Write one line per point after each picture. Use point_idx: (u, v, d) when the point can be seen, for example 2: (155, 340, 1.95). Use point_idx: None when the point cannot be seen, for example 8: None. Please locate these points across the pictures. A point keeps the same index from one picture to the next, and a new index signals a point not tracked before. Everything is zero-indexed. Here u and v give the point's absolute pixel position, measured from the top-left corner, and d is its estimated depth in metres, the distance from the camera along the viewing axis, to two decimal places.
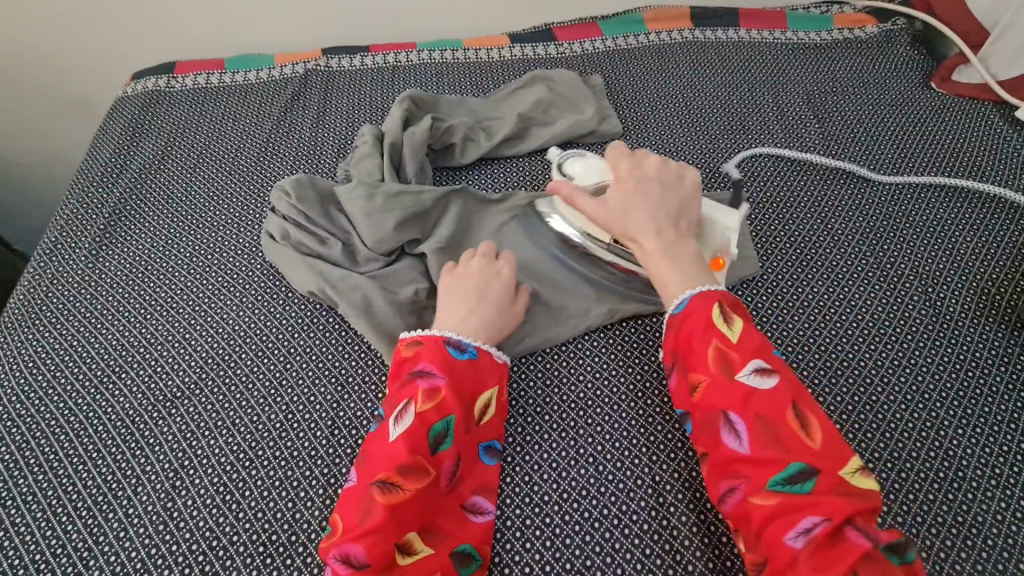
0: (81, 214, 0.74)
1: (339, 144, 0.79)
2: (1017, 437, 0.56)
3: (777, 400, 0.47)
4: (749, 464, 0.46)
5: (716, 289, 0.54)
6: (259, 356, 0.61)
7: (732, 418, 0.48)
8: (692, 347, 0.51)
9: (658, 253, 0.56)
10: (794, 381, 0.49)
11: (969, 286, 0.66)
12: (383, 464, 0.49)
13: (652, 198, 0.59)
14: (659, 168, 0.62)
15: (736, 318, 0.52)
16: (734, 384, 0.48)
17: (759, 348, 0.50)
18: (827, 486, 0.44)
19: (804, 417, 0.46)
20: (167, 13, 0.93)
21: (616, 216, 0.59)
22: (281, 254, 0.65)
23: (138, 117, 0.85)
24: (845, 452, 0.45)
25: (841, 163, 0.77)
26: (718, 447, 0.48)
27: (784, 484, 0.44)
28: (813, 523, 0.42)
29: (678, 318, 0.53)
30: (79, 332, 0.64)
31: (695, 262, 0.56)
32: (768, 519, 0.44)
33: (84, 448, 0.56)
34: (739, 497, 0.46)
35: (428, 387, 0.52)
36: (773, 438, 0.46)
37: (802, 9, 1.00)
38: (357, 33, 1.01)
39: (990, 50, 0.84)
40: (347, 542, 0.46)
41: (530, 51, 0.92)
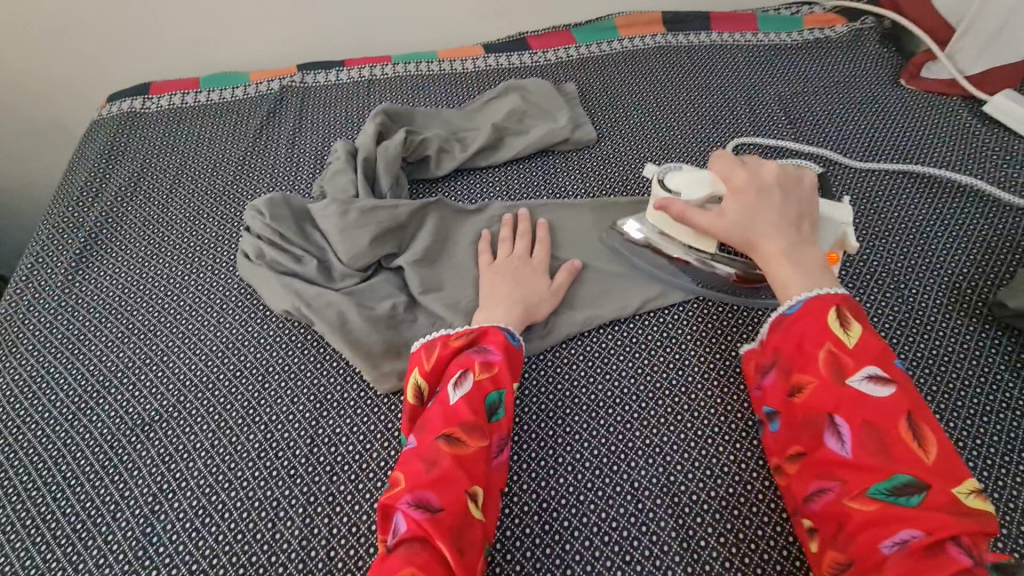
0: (58, 239, 0.74)
1: (315, 160, 0.79)
2: (989, 429, 0.57)
3: (891, 409, 0.47)
4: (850, 467, 0.46)
5: (836, 293, 0.53)
6: (238, 376, 0.61)
7: (837, 421, 0.48)
8: (804, 348, 0.51)
9: (783, 260, 0.55)
10: (913, 392, 0.48)
11: (940, 280, 0.67)
12: (443, 422, 0.50)
13: (772, 204, 0.57)
14: (777, 173, 0.60)
15: (855, 323, 0.51)
16: (844, 389, 0.48)
17: (878, 355, 0.49)
18: (937, 502, 0.43)
19: (919, 431, 0.46)
20: (141, 34, 0.94)
21: (738, 223, 0.57)
22: (256, 273, 0.65)
23: (114, 139, 0.85)
24: (963, 472, 0.44)
25: (814, 151, 0.79)
26: (819, 447, 0.48)
27: (887, 492, 0.44)
28: (911, 535, 0.42)
29: (789, 319, 0.53)
30: (56, 358, 0.64)
31: (819, 262, 0.55)
32: (867, 523, 0.44)
33: (62, 475, 0.56)
34: (834, 498, 0.46)
35: (485, 359, 0.54)
36: (881, 445, 0.46)
37: (773, 10, 1.01)
38: (332, 47, 1.01)
39: (956, 47, 0.85)
40: (416, 490, 0.47)
41: (505, 61, 0.93)
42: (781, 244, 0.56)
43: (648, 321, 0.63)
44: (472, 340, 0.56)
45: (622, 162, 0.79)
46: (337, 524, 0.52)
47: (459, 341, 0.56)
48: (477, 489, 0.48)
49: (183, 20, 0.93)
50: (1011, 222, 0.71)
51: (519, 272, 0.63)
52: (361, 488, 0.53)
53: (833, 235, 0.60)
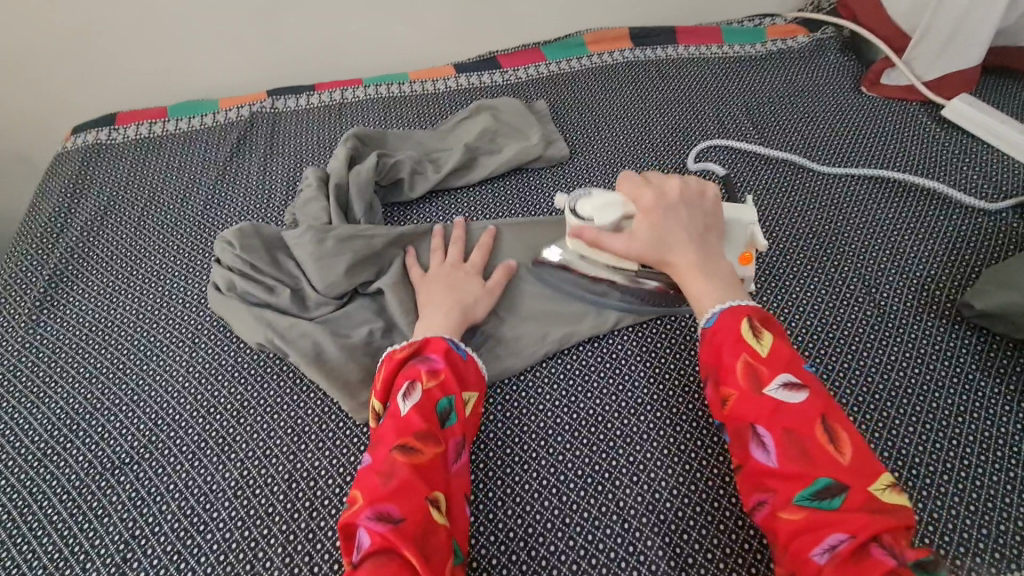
0: (22, 277, 0.72)
1: (288, 187, 0.78)
2: (964, 429, 0.58)
3: (805, 415, 0.46)
4: (777, 477, 0.45)
5: (749, 303, 0.54)
6: (211, 413, 0.59)
7: (760, 431, 0.47)
8: (722, 359, 0.51)
9: (697, 276, 0.56)
10: (824, 396, 0.48)
11: (910, 283, 0.68)
12: (395, 434, 0.49)
13: (678, 226, 0.58)
14: (680, 190, 0.60)
15: (766, 332, 0.51)
16: (762, 399, 0.48)
17: (790, 362, 0.49)
18: (856, 503, 0.43)
19: (834, 432, 0.46)
20: (106, 65, 0.92)
21: (649, 248, 0.58)
22: (228, 305, 0.64)
23: (80, 171, 0.83)
24: (877, 469, 0.45)
25: (785, 155, 0.81)
26: (747, 459, 0.47)
27: (812, 498, 0.44)
28: (839, 539, 0.42)
29: (707, 333, 0.53)
30: (21, 402, 0.61)
31: (728, 275, 0.57)
32: (797, 533, 0.43)
33: (28, 526, 0.54)
34: (767, 511, 0.46)
35: (430, 367, 0.54)
36: (801, 451, 0.45)
37: (737, 22, 1.03)
38: (302, 71, 1.01)
39: (912, 54, 0.87)
40: (376, 503, 0.46)
41: (476, 80, 0.93)
42: (693, 260, 0.57)
43: (626, 338, 0.64)
44: (414, 350, 0.55)
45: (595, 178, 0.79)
46: (318, 562, 0.50)
47: (403, 353, 0.55)
48: (437, 495, 0.47)
49: (148, 49, 0.92)
50: (975, 223, 0.73)
51: (455, 281, 0.63)
52: None
53: (742, 236, 0.60)
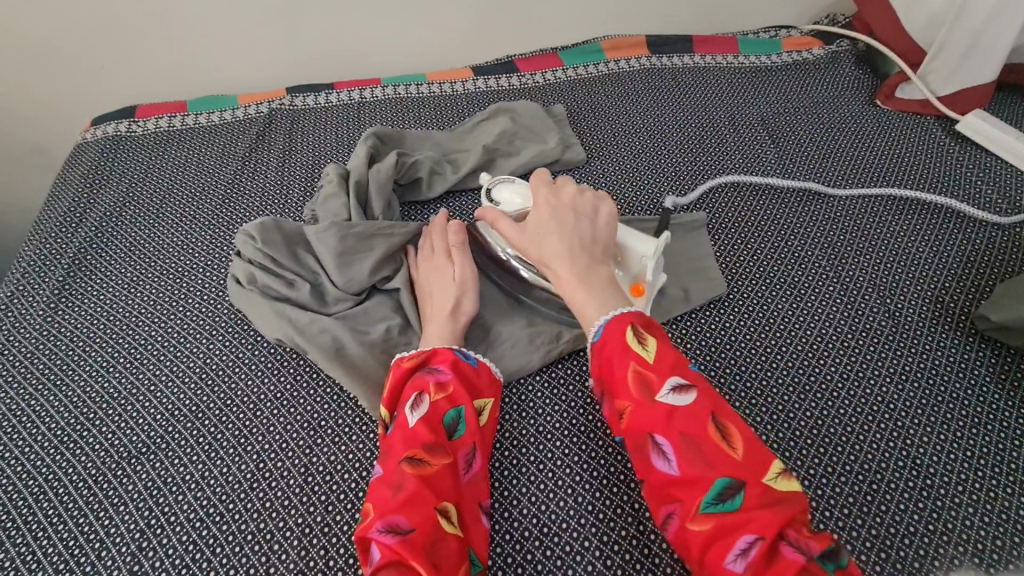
0: (40, 266, 0.72)
1: (307, 183, 0.79)
2: (978, 440, 0.58)
3: (696, 415, 0.47)
4: (679, 486, 0.45)
5: (631, 311, 0.53)
6: (228, 404, 0.60)
7: (658, 440, 0.47)
8: (613, 372, 0.50)
9: (575, 285, 0.55)
10: (710, 393, 0.49)
11: (923, 295, 0.69)
12: (404, 445, 0.50)
13: (564, 225, 0.58)
14: (575, 196, 0.61)
15: (649, 336, 0.51)
16: (655, 407, 0.47)
17: (676, 364, 0.49)
18: (755, 500, 0.43)
19: (724, 428, 0.46)
20: (127, 58, 0.93)
21: (532, 242, 0.59)
22: (247, 298, 0.64)
23: (99, 162, 0.83)
24: (767, 458, 0.45)
25: (804, 185, 0.79)
26: (651, 472, 0.47)
27: (714, 503, 0.43)
28: (748, 541, 0.41)
29: (596, 346, 0.52)
30: (38, 389, 0.62)
31: (608, 285, 0.55)
32: (709, 543, 0.43)
33: (44, 513, 0.54)
34: (677, 523, 0.45)
35: (438, 379, 0.54)
36: (697, 455, 0.45)
37: (753, 33, 1.04)
38: (321, 69, 1.02)
39: (928, 69, 0.87)
40: (386, 515, 0.46)
41: (494, 83, 0.94)
42: (570, 262, 0.56)
43: None
44: (422, 361, 0.56)
45: (612, 182, 0.80)
46: (333, 556, 0.50)
47: (410, 362, 0.56)
48: (447, 505, 0.47)
49: (169, 44, 0.93)
50: (989, 237, 0.74)
51: (435, 274, 0.63)
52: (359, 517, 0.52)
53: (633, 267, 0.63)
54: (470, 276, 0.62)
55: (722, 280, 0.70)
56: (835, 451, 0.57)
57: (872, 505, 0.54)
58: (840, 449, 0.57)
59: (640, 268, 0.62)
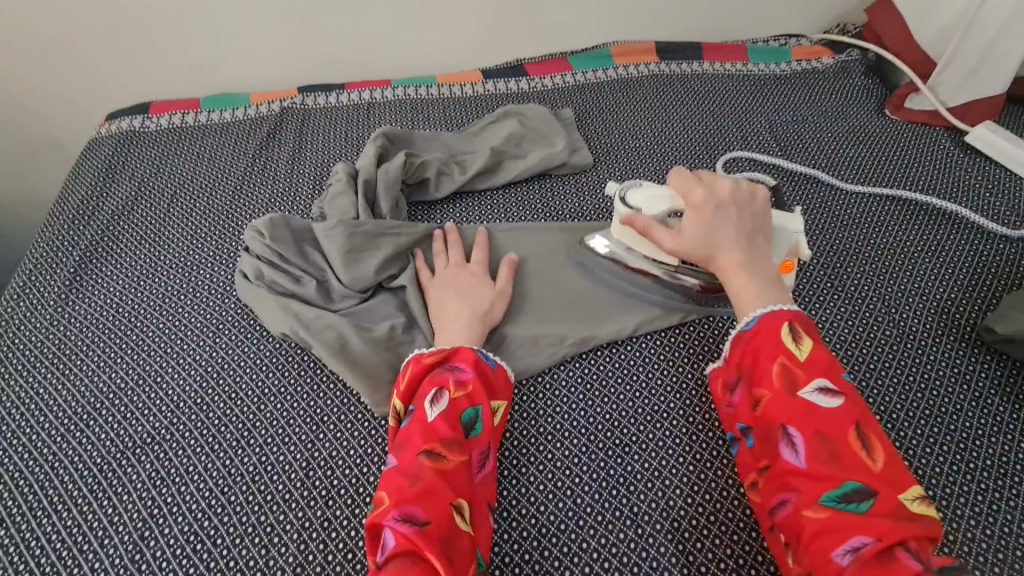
0: (53, 257, 0.73)
1: (315, 181, 0.80)
2: (982, 452, 0.58)
3: (839, 419, 0.47)
4: (803, 477, 0.46)
5: (790, 308, 0.53)
6: (232, 398, 0.60)
7: (791, 432, 0.47)
8: (758, 362, 0.51)
9: (742, 276, 0.56)
10: (859, 403, 0.48)
11: (931, 307, 0.68)
12: (423, 439, 0.50)
13: (728, 220, 0.58)
14: (732, 188, 0.59)
15: (807, 338, 0.51)
16: (797, 400, 0.48)
17: (829, 367, 0.49)
18: (884, 509, 0.43)
19: (867, 439, 0.46)
20: (145, 56, 0.95)
21: (694, 245, 0.57)
22: (254, 294, 0.65)
23: (113, 157, 0.85)
24: (907, 479, 0.45)
25: (809, 174, 0.82)
26: (776, 458, 0.48)
27: (839, 501, 0.44)
28: (862, 542, 0.42)
29: (746, 334, 0.53)
30: (46, 378, 0.63)
31: (771, 277, 0.56)
32: (820, 534, 0.43)
33: (48, 500, 0.55)
34: (790, 510, 0.46)
35: (458, 377, 0.55)
36: (831, 454, 0.45)
37: (762, 41, 1.04)
38: (333, 70, 1.03)
39: (937, 80, 0.87)
40: (402, 505, 0.46)
41: (503, 86, 0.95)
42: (736, 257, 0.56)
43: (645, 344, 0.64)
44: (442, 358, 0.56)
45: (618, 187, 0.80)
46: (332, 551, 0.51)
47: (431, 358, 0.56)
48: (462, 501, 0.48)
49: (184, 43, 0.94)
50: (996, 249, 0.73)
51: (464, 282, 0.64)
52: (358, 512, 0.53)
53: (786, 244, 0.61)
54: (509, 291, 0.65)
55: None
56: None
57: None
58: None
59: (793, 243, 0.61)
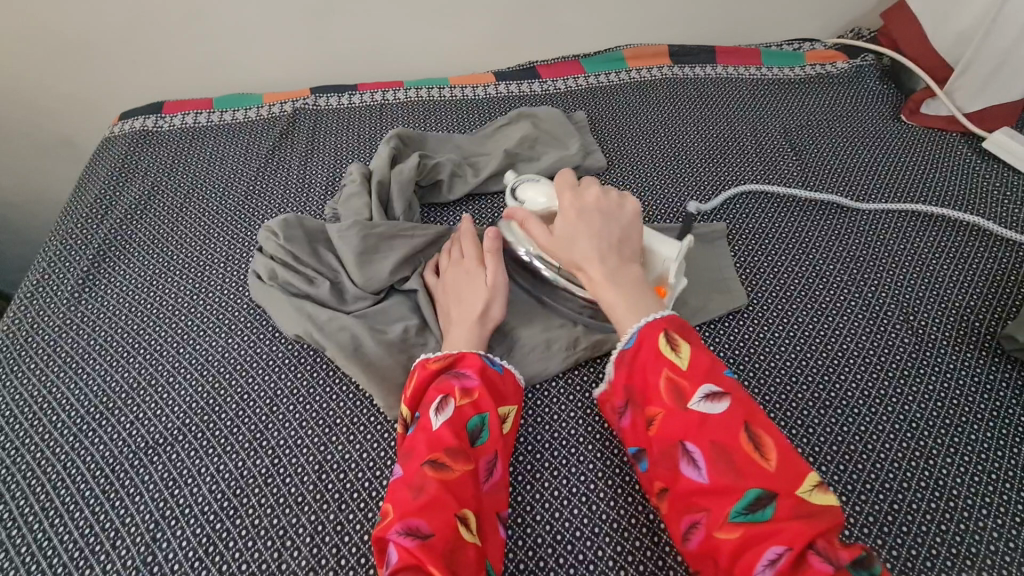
0: (66, 256, 0.74)
1: (328, 182, 0.80)
2: (1004, 464, 0.57)
3: (729, 424, 0.46)
4: (709, 495, 0.46)
5: (663, 315, 0.53)
6: (244, 399, 0.60)
7: (688, 448, 0.47)
8: (645, 380, 0.51)
9: (604, 285, 0.55)
10: (745, 401, 0.48)
11: (949, 314, 0.67)
12: (428, 448, 0.50)
13: (596, 226, 0.57)
14: (602, 196, 0.59)
15: (683, 343, 0.51)
16: (686, 414, 0.48)
17: (709, 372, 0.49)
18: (785, 511, 0.43)
19: (758, 439, 0.46)
20: (160, 56, 0.95)
21: (561, 245, 0.57)
22: (268, 295, 0.65)
23: (127, 156, 0.85)
24: (803, 469, 0.45)
25: (827, 197, 0.79)
26: (679, 481, 0.48)
27: (744, 513, 0.44)
28: (776, 552, 0.42)
29: (628, 355, 0.52)
30: (59, 378, 0.63)
31: (640, 288, 0.55)
32: (736, 551, 0.43)
33: (61, 500, 0.54)
34: (703, 532, 0.46)
35: (464, 384, 0.54)
36: (727, 464, 0.45)
37: (776, 45, 1.03)
38: (346, 70, 1.03)
39: (955, 85, 0.87)
40: (406, 517, 0.46)
41: (516, 88, 0.95)
42: (602, 268, 0.55)
43: None
44: (449, 364, 0.56)
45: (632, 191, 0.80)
46: (345, 555, 0.50)
47: (437, 364, 0.56)
48: (467, 512, 0.48)
49: (198, 43, 0.94)
50: (1015, 256, 0.72)
51: (461, 284, 0.63)
52: (371, 516, 0.52)
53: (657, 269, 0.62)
54: (501, 281, 0.62)
55: (744, 292, 0.69)
56: (853, 469, 0.56)
57: (895, 526, 0.53)
58: (860, 467, 0.56)
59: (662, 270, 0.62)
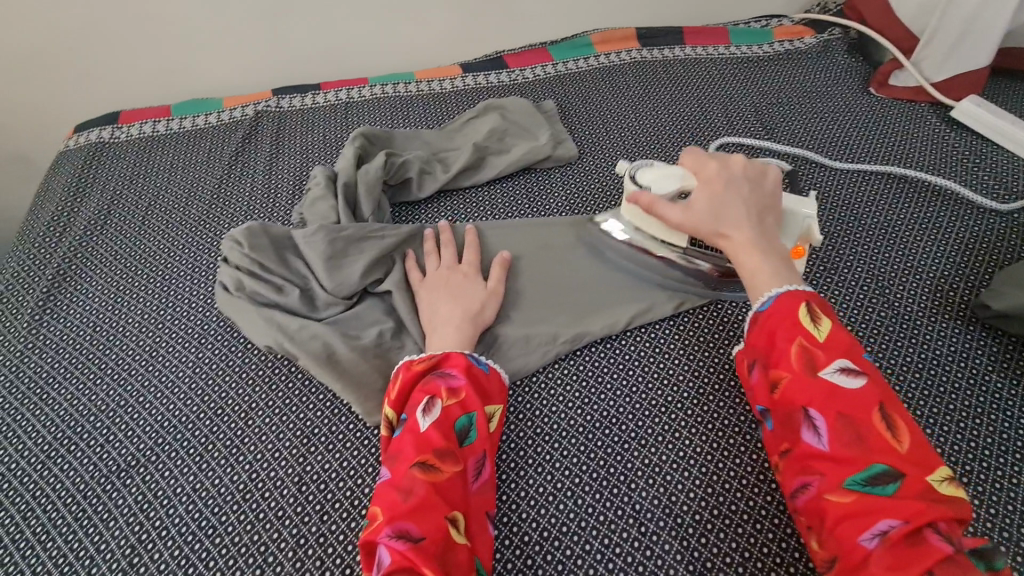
0: (25, 276, 0.71)
1: (295, 186, 0.78)
2: (982, 431, 0.57)
3: (862, 400, 0.45)
4: (826, 460, 0.45)
5: (804, 289, 0.52)
6: (218, 415, 0.58)
7: (812, 414, 0.46)
8: (775, 344, 0.50)
9: (753, 248, 0.55)
10: (882, 384, 0.47)
11: (924, 286, 0.68)
12: (415, 449, 0.49)
13: (741, 196, 0.58)
14: (745, 165, 0.60)
15: (825, 318, 0.50)
16: (817, 381, 0.47)
17: (849, 349, 0.48)
18: (912, 490, 0.42)
19: (893, 420, 0.45)
20: (114, 64, 0.92)
21: (704, 217, 0.57)
22: (236, 306, 0.63)
23: (83, 169, 0.82)
24: (936, 461, 0.43)
25: (799, 151, 0.81)
26: (796, 442, 0.47)
27: (864, 484, 0.43)
28: (890, 525, 0.41)
29: (761, 317, 0.52)
30: (24, 404, 0.60)
31: (782, 258, 0.55)
32: (845, 517, 0.42)
33: (31, 531, 0.53)
34: (812, 494, 0.45)
35: (449, 384, 0.53)
36: (854, 436, 0.44)
37: (743, 23, 1.03)
38: (308, 70, 1.00)
39: (921, 55, 0.86)
40: (395, 520, 0.45)
41: (483, 80, 0.93)
42: (748, 234, 0.55)
43: (639, 338, 0.63)
44: (433, 365, 0.55)
45: (606, 177, 0.79)
46: (329, 567, 0.50)
47: (421, 365, 0.55)
48: (456, 513, 0.47)
49: (155, 50, 0.91)
50: (986, 224, 0.73)
51: (455, 282, 0.63)
52: (354, 525, 0.51)
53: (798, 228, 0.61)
54: (503, 289, 0.64)
55: None
56: None
57: None
58: None
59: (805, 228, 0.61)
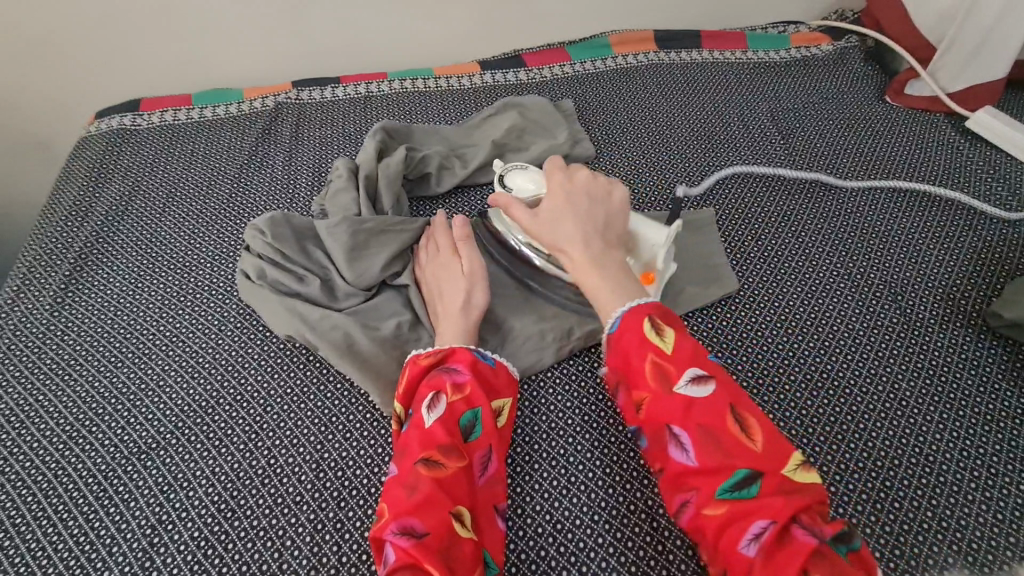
0: (47, 259, 0.72)
1: (314, 178, 0.78)
2: (991, 437, 0.58)
3: (714, 407, 0.47)
4: (698, 475, 0.46)
5: (646, 304, 0.52)
6: (237, 401, 0.59)
7: (676, 431, 0.47)
8: (630, 364, 0.51)
9: (584, 265, 0.56)
10: (729, 384, 0.49)
11: (935, 294, 0.68)
12: (420, 446, 0.50)
13: (581, 211, 0.58)
14: (589, 180, 0.61)
15: (667, 327, 0.51)
16: (673, 397, 0.48)
17: (692, 356, 0.49)
18: (772, 487, 0.43)
19: (743, 420, 0.46)
20: (135, 52, 0.92)
21: (546, 227, 0.59)
22: (257, 295, 0.64)
23: (105, 156, 0.83)
24: (788, 449, 0.45)
25: (811, 175, 0.80)
26: (669, 462, 0.48)
27: (732, 491, 0.44)
28: (761, 527, 0.42)
29: (613, 339, 0.52)
30: (46, 385, 0.61)
31: (621, 273, 0.56)
32: (723, 529, 0.44)
33: (53, 509, 0.53)
34: (692, 510, 0.46)
35: (455, 379, 0.54)
36: (715, 445, 0.46)
37: (761, 29, 1.03)
38: (328, 64, 1.01)
39: (938, 65, 0.86)
40: (400, 517, 0.46)
41: (501, 78, 0.93)
42: (583, 250, 0.56)
43: None
44: (440, 360, 0.56)
45: (622, 177, 0.80)
46: (346, 552, 0.50)
47: (428, 360, 0.55)
48: (461, 509, 0.47)
49: (177, 40, 0.92)
50: (998, 234, 0.73)
51: (442, 269, 0.63)
52: (371, 512, 0.52)
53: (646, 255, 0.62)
54: (479, 267, 0.62)
55: (734, 277, 0.70)
56: (846, 448, 0.57)
57: (888, 502, 0.54)
58: (852, 446, 0.57)
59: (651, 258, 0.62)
